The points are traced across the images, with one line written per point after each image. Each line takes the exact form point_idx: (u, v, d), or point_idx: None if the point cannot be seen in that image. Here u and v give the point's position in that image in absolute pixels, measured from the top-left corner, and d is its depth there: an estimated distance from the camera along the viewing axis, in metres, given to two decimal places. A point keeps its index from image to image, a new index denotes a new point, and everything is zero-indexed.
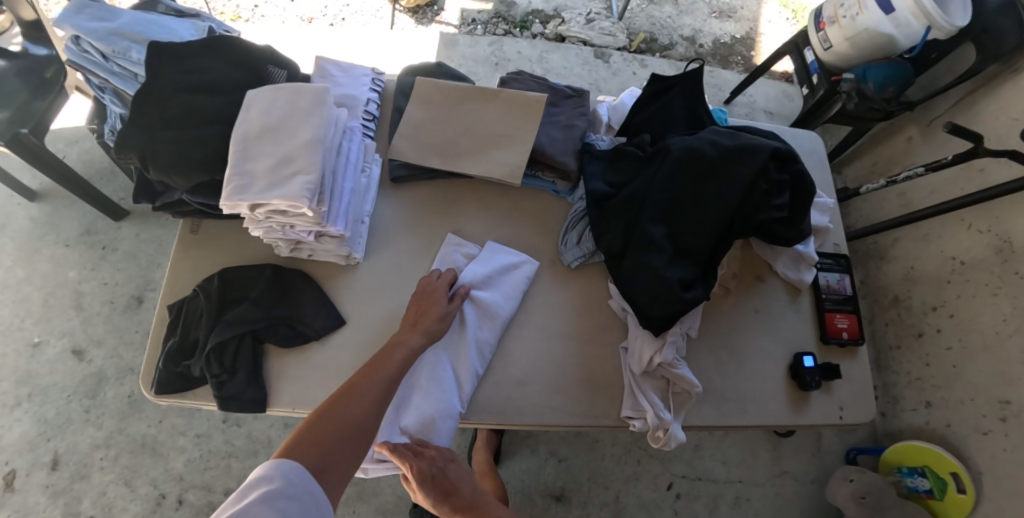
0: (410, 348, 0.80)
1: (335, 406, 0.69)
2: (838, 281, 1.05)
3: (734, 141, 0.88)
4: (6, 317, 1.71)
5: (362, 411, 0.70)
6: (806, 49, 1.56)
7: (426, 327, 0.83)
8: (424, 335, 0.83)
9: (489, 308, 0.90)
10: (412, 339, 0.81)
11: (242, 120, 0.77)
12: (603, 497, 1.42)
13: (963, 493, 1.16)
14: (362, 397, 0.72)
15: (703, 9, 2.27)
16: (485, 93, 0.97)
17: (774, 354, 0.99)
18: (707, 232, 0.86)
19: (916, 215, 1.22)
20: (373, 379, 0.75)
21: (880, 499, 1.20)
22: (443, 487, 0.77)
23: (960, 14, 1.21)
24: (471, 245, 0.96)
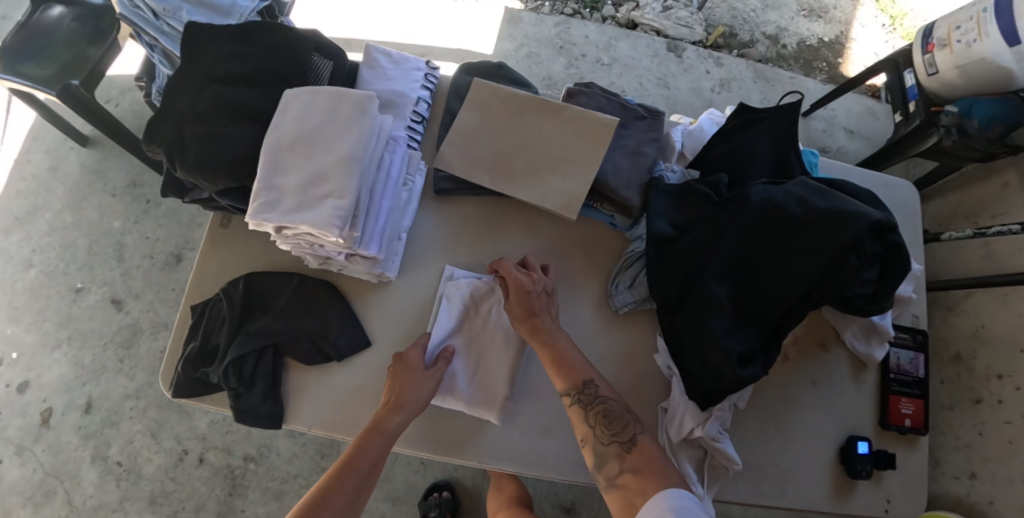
0: (388, 431, 0.75)
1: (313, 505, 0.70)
2: (910, 360, 0.94)
3: (828, 202, 0.76)
4: (53, 260, 1.76)
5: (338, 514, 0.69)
6: (907, 71, 1.39)
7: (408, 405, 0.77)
8: (408, 414, 0.77)
9: (501, 365, 0.83)
10: (389, 421, 0.76)
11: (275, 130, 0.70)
12: None
13: None
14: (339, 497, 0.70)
15: (792, 5, 2.07)
16: (546, 106, 0.86)
17: (823, 430, 0.90)
18: (779, 302, 0.76)
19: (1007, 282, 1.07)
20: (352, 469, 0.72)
21: None
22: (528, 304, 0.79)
23: None
24: (463, 273, 0.87)
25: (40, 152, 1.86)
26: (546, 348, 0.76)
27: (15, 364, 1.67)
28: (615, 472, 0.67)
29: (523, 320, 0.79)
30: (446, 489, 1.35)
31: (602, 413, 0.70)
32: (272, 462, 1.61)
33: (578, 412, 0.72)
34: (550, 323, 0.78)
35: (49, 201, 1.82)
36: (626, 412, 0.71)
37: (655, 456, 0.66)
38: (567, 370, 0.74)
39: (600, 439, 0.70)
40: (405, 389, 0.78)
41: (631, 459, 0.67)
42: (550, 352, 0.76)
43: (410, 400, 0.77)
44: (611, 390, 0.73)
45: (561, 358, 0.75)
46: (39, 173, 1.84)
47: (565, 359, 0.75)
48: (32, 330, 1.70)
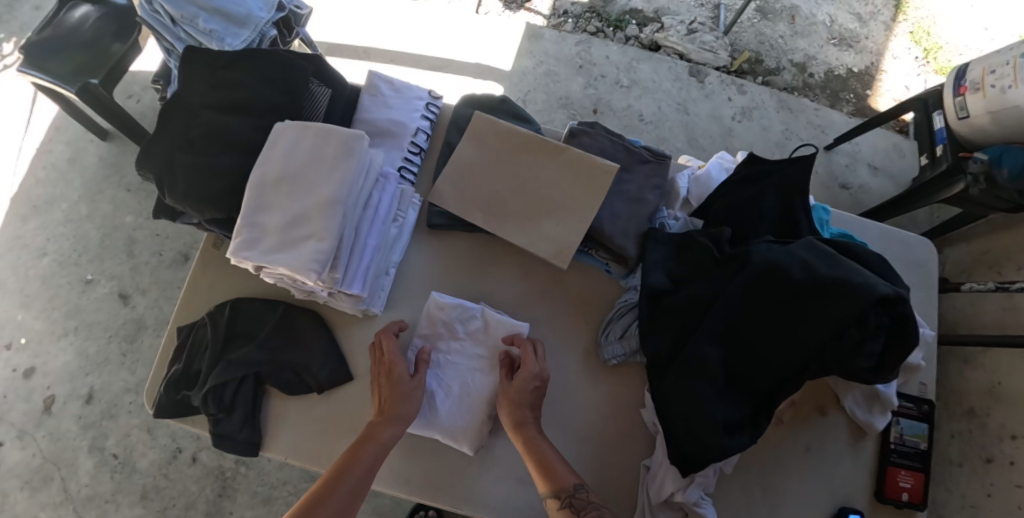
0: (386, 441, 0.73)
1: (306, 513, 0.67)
2: (914, 430, 0.90)
3: (833, 270, 0.73)
4: (66, 250, 1.79)
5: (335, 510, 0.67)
6: (936, 112, 1.37)
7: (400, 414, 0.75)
8: (400, 423, 0.75)
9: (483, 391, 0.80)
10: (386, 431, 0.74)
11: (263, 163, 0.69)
12: None
13: None
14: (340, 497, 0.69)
15: (822, 33, 2.02)
16: (545, 146, 0.83)
17: (813, 497, 0.86)
18: (771, 369, 0.73)
19: None
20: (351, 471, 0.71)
21: None
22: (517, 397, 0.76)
23: None
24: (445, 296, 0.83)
25: (61, 143, 1.90)
26: (537, 450, 0.73)
27: (24, 349, 1.70)
28: None
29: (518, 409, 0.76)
30: (432, 508, 1.33)
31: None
32: (262, 467, 1.60)
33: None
34: (536, 428, 0.75)
35: (66, 192, 1.85)
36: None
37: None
38: (557, 477, 0.71)
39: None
40: (396, 397, 0.76)
41: None
42: (533, 455, 0.73)
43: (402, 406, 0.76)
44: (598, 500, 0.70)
45: (552, 463, 0.72)
46: (59, 164, 1.88)
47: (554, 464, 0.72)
48: (41, 317, 1.73)
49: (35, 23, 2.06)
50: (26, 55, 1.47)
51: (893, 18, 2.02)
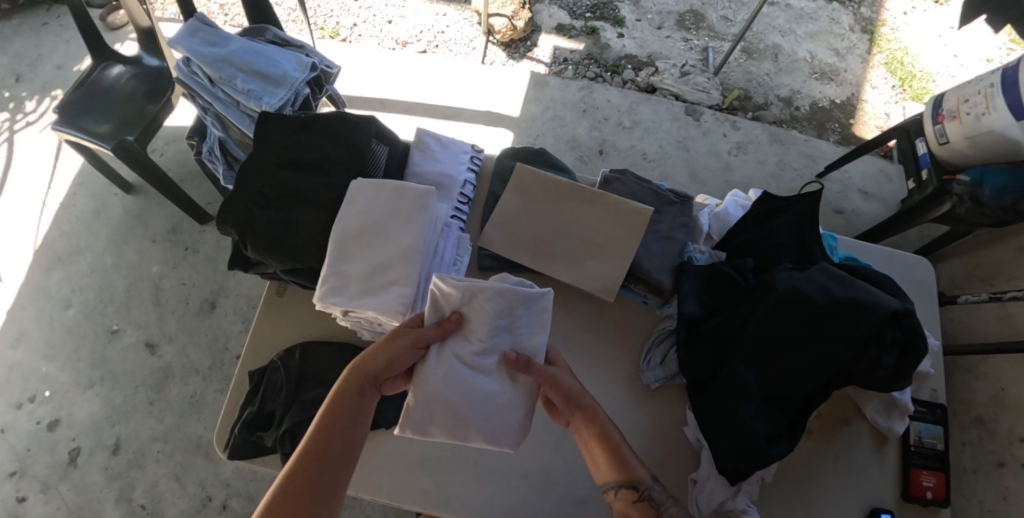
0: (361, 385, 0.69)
1: (298, 495, 0.61)
2: (930, 434, 0.97)
3: (848, 291, 0.82)
4: (91, 301, 1.83)
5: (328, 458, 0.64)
6: (917, 140, 1.51)
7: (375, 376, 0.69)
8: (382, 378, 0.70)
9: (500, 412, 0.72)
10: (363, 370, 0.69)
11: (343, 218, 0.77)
12: None
13: None
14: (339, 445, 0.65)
15: (805, 69, 2.18)
16: (584, 193, 0.92)
17: (849, 505, 0.93)
18: (804, 385, 0.81)
19: None
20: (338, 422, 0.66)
21: None
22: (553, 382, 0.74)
23: None
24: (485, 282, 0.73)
25: (86, 196, 1.96)
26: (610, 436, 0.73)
27: (47, 402, 1.71)
28: None
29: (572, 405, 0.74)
30: None
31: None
32: None
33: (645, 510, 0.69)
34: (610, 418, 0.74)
35: (91, 245, 1.90)
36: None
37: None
38: (629, 468, 0.72)
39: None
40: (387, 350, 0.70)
41: None
42: (607, 445, 0.73)
43: (370, 364, 0.69)
44: (665, 490, 0.72)
45: (626, 454, 0.72)
46: (84, 217, 1.93)
47: (625, 455, 0.72)
48: (66, 368, 1.75)
49: (58, 81, 2.15)
50: (61, 113, 1.55)
51: (867, 51, 2.20)
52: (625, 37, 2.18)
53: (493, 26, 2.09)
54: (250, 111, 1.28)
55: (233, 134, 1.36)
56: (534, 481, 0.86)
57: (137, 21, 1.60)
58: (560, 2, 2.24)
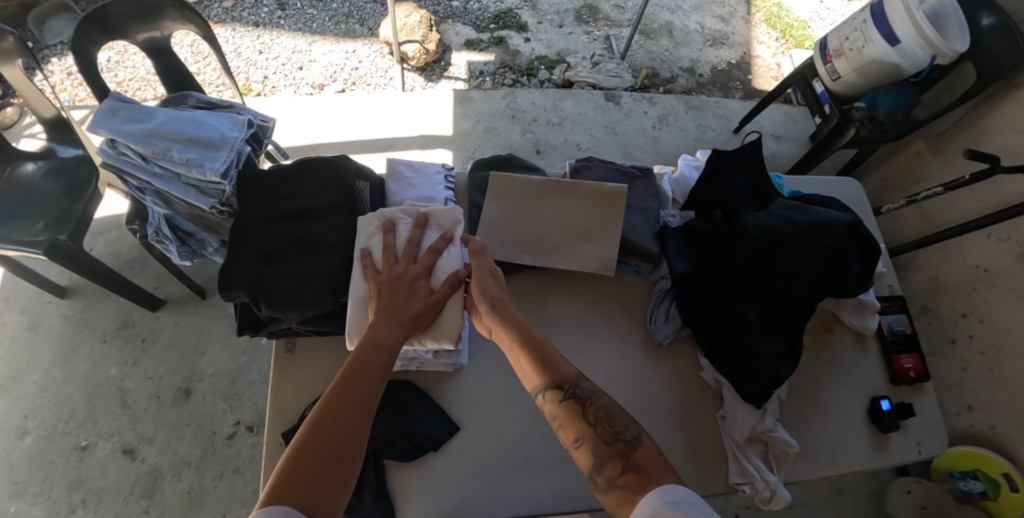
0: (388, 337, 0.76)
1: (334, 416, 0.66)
2: (899, 323, 1.13)
3: (807, 217, 0.93)
4: (50, 422, 1.61)
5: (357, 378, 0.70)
6: (814, 80, 1.73)
7: (405, 319, 0.79)
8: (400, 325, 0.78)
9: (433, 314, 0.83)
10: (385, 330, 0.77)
11: (427, 274, 0.84)
12: None
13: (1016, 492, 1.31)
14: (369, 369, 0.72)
15: (698, 39, 2.38)
16: (561, 186, 0.98)
17: (852, 401, 1.06)
18: (793, 305, 0.92)
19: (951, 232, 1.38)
20: (366, 354, 0.73)
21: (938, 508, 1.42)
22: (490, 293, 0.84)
23: (959, 41, 1.35)
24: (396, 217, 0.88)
25: (13, 313, 1.74)
26: (531, 343, 0.79)
27: None
28: (616, 472, 0.68)
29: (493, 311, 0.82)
30: None
31: (599, 408, 0.73)
32: None
33: (572, 407, 0.73)
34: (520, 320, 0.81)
35: (34, 361, 1.68)
36: (619, 411, 0.74)
37: (654, 457, 0.68)
38: (555, 370, 0.77)
39: (599, 438, 0.71)
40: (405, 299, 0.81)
41: (635, 459, 0.68)
42: (529, 347, 0.79)
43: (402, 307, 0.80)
44: (596, 386, 0.76)
45: (549, 356, 0.78)
46: (18, 334, 1.71)
47: (544, 356, 0.78)
48: (39, 502, 1.52)
49: None
50: None
51: (747, 14, 2.45)
52: (532, 41, 2.28)
53: (406, 53, 2.10)
54: (194, 181, 1.21)
55: (180, 209, 1.29)
56: None
57: (40, 112, 1.47)
58: (463, 19, 2.31)
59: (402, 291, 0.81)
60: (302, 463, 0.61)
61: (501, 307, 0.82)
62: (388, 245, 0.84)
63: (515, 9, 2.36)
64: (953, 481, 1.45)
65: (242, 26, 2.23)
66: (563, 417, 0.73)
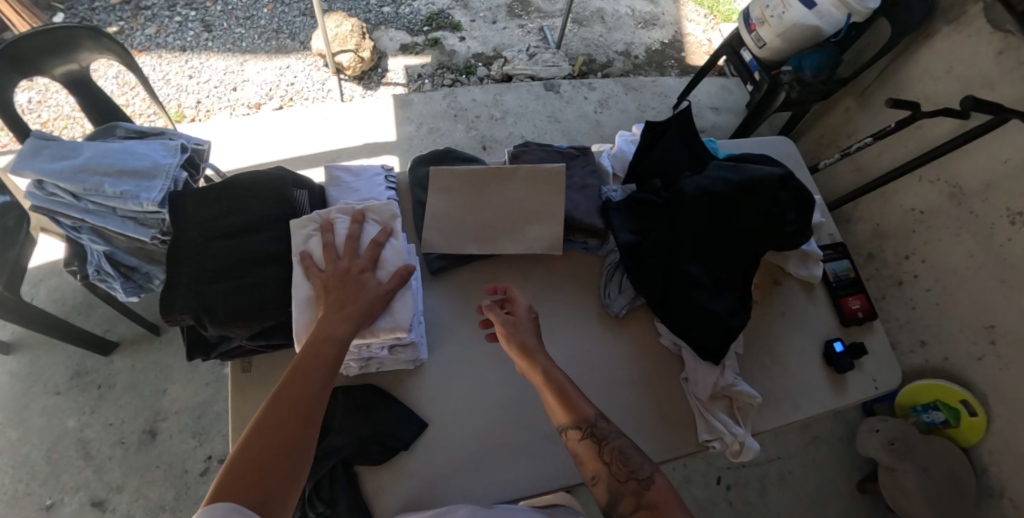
0: (338, 333, 0.75)
1: (281, 414, 0.67)
2: (842, 268, 1.18)
3: (741, 174, 0.96)
4: (7, 486, 1.52)
5: (305, 372, 0.71)
6: (741, 49, 1.80)
7: (353, 312, 0.78)
8: (353, 319, 0.78)
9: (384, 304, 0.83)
10: (336, 325, 0.76)
11: (372, 265, 0.84)
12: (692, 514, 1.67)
13: (975, 416, 1.47)
14: (318, 365, 0.72)
15: (629, 22, 2.44)
16: (501, 171, 0.97)
17: (807, 348, 1.11)
18: (738, 260, 0.94)
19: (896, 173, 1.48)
20: (316, 350, 0.73)
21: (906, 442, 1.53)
22: (520, 329, 0.85)
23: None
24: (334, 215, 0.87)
25: None
26: (555, 381, 0.81)
27: None
28: (631, 508, 0.72)
29: (524, 350, 0.83)
30: None
31: (615, 448, 0.76)
32: None
33: (590, 446, 0.77)
34: (546, 358, 0.82)
35: None
36: (633, 450, 0.77)
37: (669, 494, 0.72)
38: (578, 408, 0.79)
39: (615, 476, 0.75)
40: (355, 292, 0.80)
41: (648, 495, 0.72)
42: (554, 386, 0.80)
43: (353, 302, 0.79)
44: (613, 425, 0.79)
45: (570, 394, 0.80)
46: None
47: (572, 395, 0.80)
48: None
49: None
50: None
51: None
52: (467, 39, 2.29)
53: (341, 63, 2.07)
54: (133, 213, 1.17)
55: (121, 244, 1.24)
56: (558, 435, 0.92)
57: None
58: (396, 24, 2.30)
59: (351, 285, 0.81)
60: (246, 460, 0.63)
61: (528, 346, 0.83)
62: (327, 243, 0.84)
63: (447, 10, 2.36)
64: (917, 415, 1.58)
65: (168, 51, 2.15)
66: (582, 455, 0.77)
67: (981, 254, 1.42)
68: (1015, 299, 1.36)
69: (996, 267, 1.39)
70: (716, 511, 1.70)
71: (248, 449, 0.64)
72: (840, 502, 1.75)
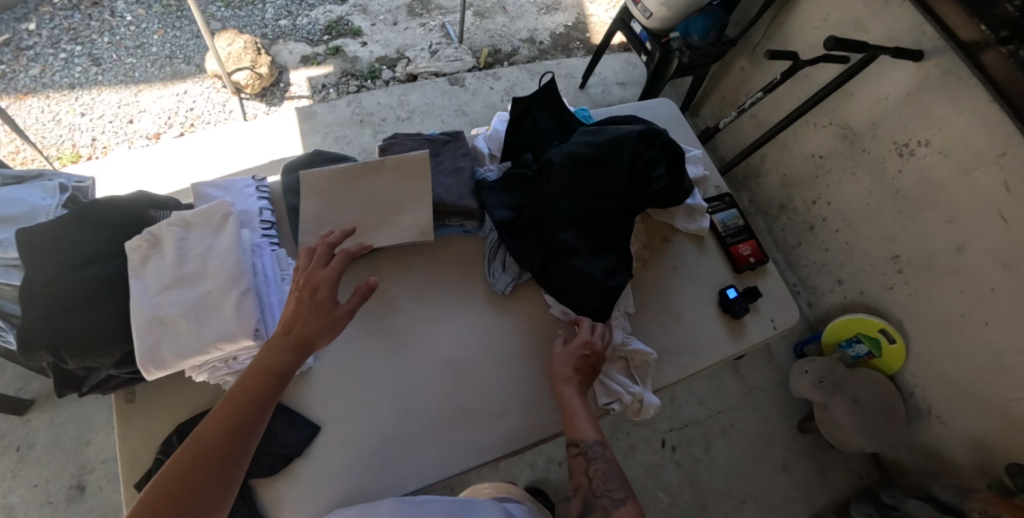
0: (278, 364, 0.75)
1: (205, 450, 0.66)
2: (729, 217, 1.22)
3: (602, 136, 0.98)
4: None
5: (237, 408, 0.70)
6: (631, 22, 1.84)
7: (296, 339, 0.76)
8: (297, 349, 0.76)
9: (243, 310, 0.76)
10: (279, 353, 0.75)
11: (335, 283, 0.80)
12: (644, 483, 1.68)
13: (894, 343, 1.56)
14: (251, 397, 0.71)
15: (531, 10, 2.46)
16: (370, 166, 0.98)
17: (703, 298, 1.14)
18: (608, 221, 0.96)
19: (781, 126, 1.62)
20: (257, 383, 0.73)
21: (832, 378, 1.58)
22: (569, 360, 0.92)
23: None
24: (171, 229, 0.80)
25: None
26: (569, 406, 0.87)
27: None
28: None
29: (564, 377, 0.90)
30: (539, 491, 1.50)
31: (599, 470, 0.80)
32: None
33: (576, 463, 0.82)
34: (572, 386, 0.89)
35: None
36: (617, 475, 0.81)
37: None
38: (577, 431, 0.84)
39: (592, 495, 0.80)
40: (304, 319, 0.78)
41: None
42: (566, 408, 0.87)
43: (306, 331, 0.77)
44: (609, 453, 0.83)
45: (576, 417, 0.86)
46: None
47: (579, 418, 0.85)
48: None
49: None
50: None
51: None
52: (369, 44, 2.27)
53: (238, 82, 2.02)
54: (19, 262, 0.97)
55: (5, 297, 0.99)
56: (453, 420, 0.92)
57: None
58: (294, 36, 2.25)
59: (305, 311, 0.78)
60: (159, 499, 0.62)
61: (561, 375, 0.91)
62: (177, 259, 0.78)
63: (345, 16, 2.32)
64: (843, 351, 1.65)
65: (56, 91, 2.01)
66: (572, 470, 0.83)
67: (877, 189, 1.52)
68: (911, 226, 1.46)
69: (892, 200, 1.49)
70: (665, 475, 1.70)
71: (162, 484, 0.63)
72: (785, 445, 1.77)
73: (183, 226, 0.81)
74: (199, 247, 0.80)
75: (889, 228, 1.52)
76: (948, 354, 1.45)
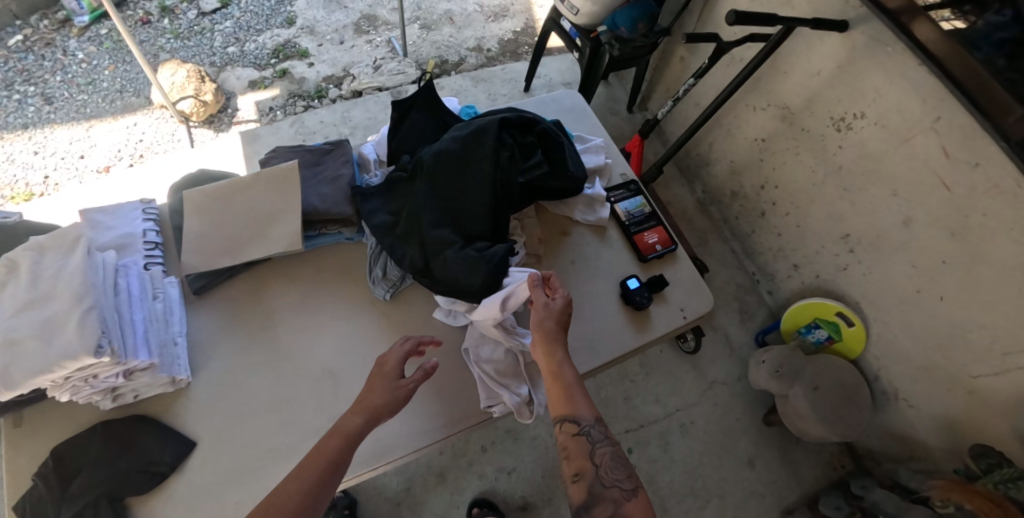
0: (347, 429, 0.78)
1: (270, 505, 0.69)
2: (634, 207, 1.20)
3: (467, 130, 1.01)
4: None
5: (306, 473, 0.72)
6: (561, 20, 1.85)
7: (371, 406, 0.81)
8: (368, 415, 0.80)
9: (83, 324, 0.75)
10: (350, 419, 0.80)
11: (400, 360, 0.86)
12: None
13: (853, 325, 1.51)
14: (317, 461, 0.74)
15: (479, 18, 2.47)
16: (245, 181, 1.00)
17: (608, 290, 1.11)
18: (482, 215, 0.95)
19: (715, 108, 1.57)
20: (327, 450, 0.76)
21: (788, 366, 1.50)
22: (551, 320, 0.87)
23: None
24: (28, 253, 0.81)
25: None
26: (561, 375, 0.84)
27: None
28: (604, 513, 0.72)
29: (546, 340, 0.86)
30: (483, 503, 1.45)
31: (603, 453, 0.77)
32: None
33: (571, 439, 0.79)
34: (563, 351, 0.85)
35: None
36: (621, 461, 0.77)
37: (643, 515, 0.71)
38: (574, 405, 0.81)
39: (596, 477, 0.76)
40: (375, 391, 0.83)
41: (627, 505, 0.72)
42: (555, 378, 0.84)
43: (376, 399, 0.82)
44: (607, 432, 0.80)
45: (570, 390, 0.82)
46: None
47: (572, 392, 0.83)
48: None
49: None
50: None
51: None
52: (316, 64, 2.30)
53: (183, 111, 2.06)
54: None
55: None
56: None
57: None
58: (242, 62, 2.29)
59: (380, 382, 0.84)
60: None
61: (547, 335, 0.86)
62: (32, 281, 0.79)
63: (293, 38, 2.36)
64: (802, 337, 1.60)
65: (10, 132, 2.07)
66: (566, 449, 0.79)
67: (821, 167, 1.46)
68: (857, 202, 1.39)
69: (837, 177, 1.43)
70: None
71: None
72: (752, 438, 1.68)
73: (43, 249, 0.82)
74: (55, 268, 0.80)
75: (836, 207, 1.46)
76: (906, 333, 1.38)
